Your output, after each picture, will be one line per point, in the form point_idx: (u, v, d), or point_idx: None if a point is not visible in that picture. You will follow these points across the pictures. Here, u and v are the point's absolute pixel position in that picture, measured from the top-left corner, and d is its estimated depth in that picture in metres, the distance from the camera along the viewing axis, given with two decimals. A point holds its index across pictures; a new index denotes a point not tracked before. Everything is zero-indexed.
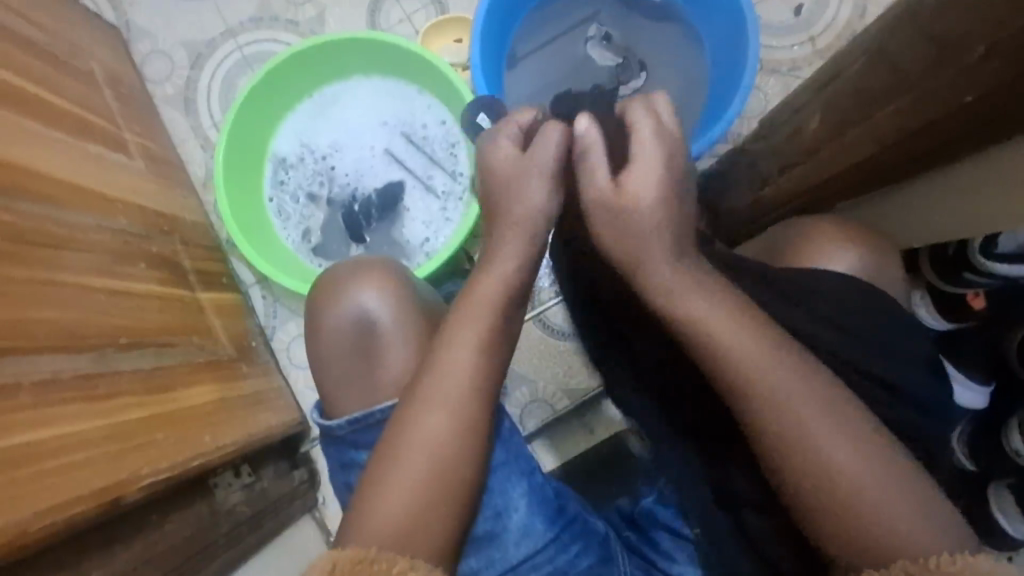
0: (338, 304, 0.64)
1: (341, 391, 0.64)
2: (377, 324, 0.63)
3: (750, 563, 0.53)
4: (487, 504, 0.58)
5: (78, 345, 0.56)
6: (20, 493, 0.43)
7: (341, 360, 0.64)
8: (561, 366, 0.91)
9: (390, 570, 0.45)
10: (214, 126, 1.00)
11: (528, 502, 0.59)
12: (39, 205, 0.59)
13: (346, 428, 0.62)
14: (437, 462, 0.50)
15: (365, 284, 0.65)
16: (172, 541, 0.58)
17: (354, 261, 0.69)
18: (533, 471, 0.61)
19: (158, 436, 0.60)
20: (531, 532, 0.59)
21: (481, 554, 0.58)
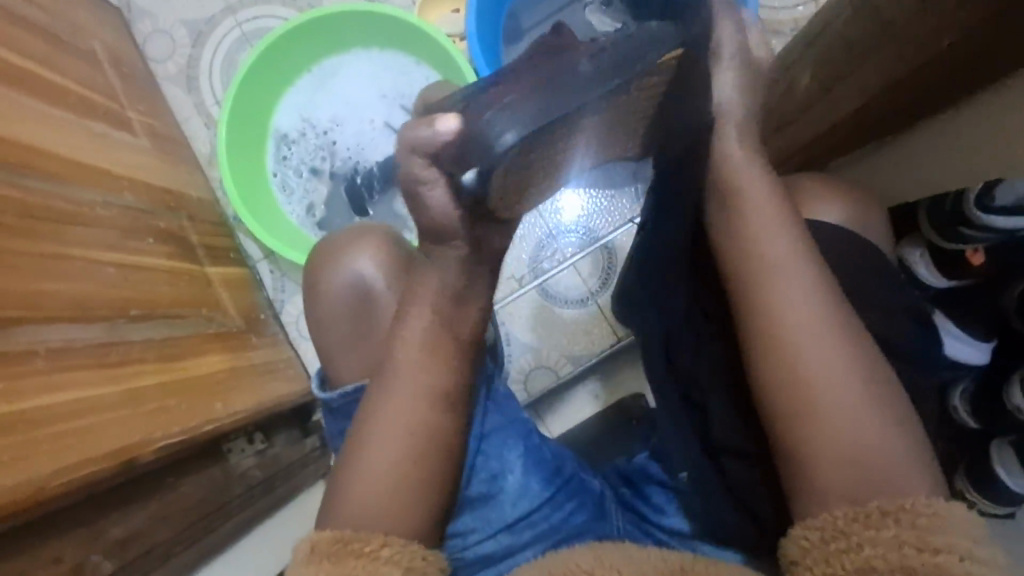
0: (337, 269, 0.66)
1: (343, 356, 0.66)
2: (373, 287, 0.65)
3: (736, 515, 0.54)
4: (482, 468, 0.60)
5: (89, 315, 0.58)
6: (38, 452, 0.45)
7: (341, 323, 0.65)
8: (564, 334, 0.92)
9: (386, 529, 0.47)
10: (217, 104, 1.01)
11: (524, 463, 0.62)
12: (47, 182, 0.61)
13: (339, 399, 0.63)
14: (435, 419, 0.52)
15: (361, 249, 0.66)
16: (186, 502, 0.61)
17: (353, 227, 0.70)
18: (529, 434, 0.63)
19: (170, 402, 0.62)
20: (528, 491, 0.61)
21: (476, 513, 0.60)
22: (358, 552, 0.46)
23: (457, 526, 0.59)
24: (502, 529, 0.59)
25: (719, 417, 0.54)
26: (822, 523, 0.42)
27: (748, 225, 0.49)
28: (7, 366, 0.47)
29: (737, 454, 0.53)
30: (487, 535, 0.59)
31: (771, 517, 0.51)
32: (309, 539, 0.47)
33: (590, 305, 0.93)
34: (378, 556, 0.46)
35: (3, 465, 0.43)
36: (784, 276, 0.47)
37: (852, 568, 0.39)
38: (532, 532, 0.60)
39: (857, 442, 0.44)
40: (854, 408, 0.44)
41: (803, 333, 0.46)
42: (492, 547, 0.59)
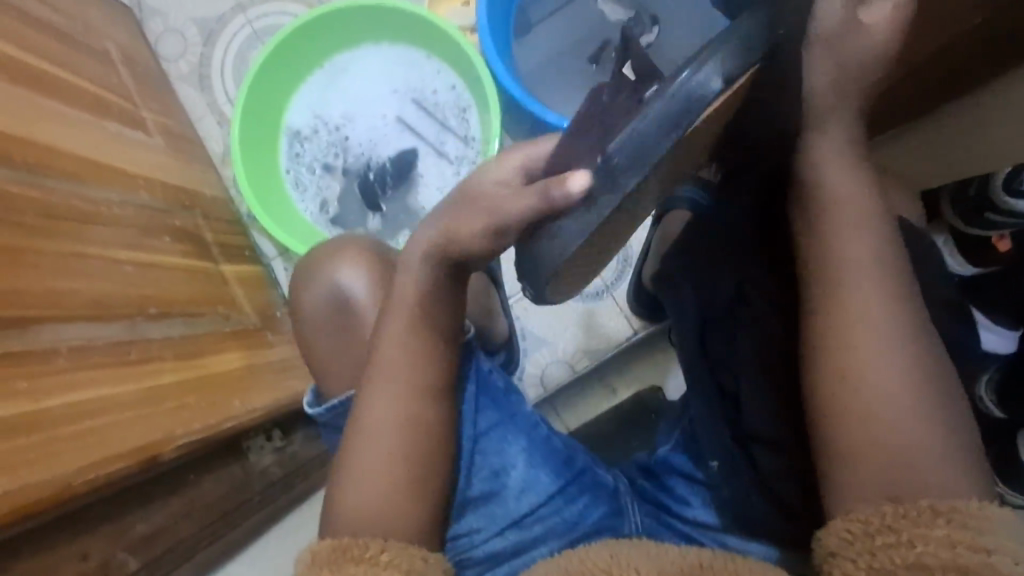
0: (318, 286, 0.66)
1: (337, 364, 0.65)
2: (353, 300, 0.65)
3: (767, 503, 0.54)
4: (482, 464, 0.59)
5: (108, 313, 0.58)
6: (62, 450, 0.46)
7: (325, 339, 0.65)
8: (579, 328, 0.92)
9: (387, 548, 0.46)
10: (229, 102, 1.01)
11: (526, 458, 0.61)
12: (65, 181, 0.61)
13: (326, 412, 0.62)
14: None
15: (338, 264, 0.66)
16: (208, 499, 0.61)
17: (332, 240, 0.70)
18: (533, 427, 0.62)
19: (190, 400, 0.62)
20: (534, 485, 0.60)
21: (480, 512, 0.59)
22: (358, 558, 0.46)
23: (461, 526, 0.58)
24: (510, 525, 0.59)
25: (750, 409, 0.54)
26: (868, 517, 0.43)
27: (826, 224, 0.47)
28: (29, 365, 0.47)
29: (770, 446, 0.54)
30: (494, 532, 0.58)
31: (797, 503, 0.53)
32: (308, 550, 0.47)
33: (605, 298, 0.92)
34: (378, 560, 0.46)
35: (28, 463, 0.43)
36: (860, 274, 0.46)
37: (901, 562, 0.40)
38: (542, 526, 0.59)
39: (907, 441, 0.44)
40: (909, 407, 0.44)
41: (869, 330, 0.46)
42: (501, 544, 0.58)
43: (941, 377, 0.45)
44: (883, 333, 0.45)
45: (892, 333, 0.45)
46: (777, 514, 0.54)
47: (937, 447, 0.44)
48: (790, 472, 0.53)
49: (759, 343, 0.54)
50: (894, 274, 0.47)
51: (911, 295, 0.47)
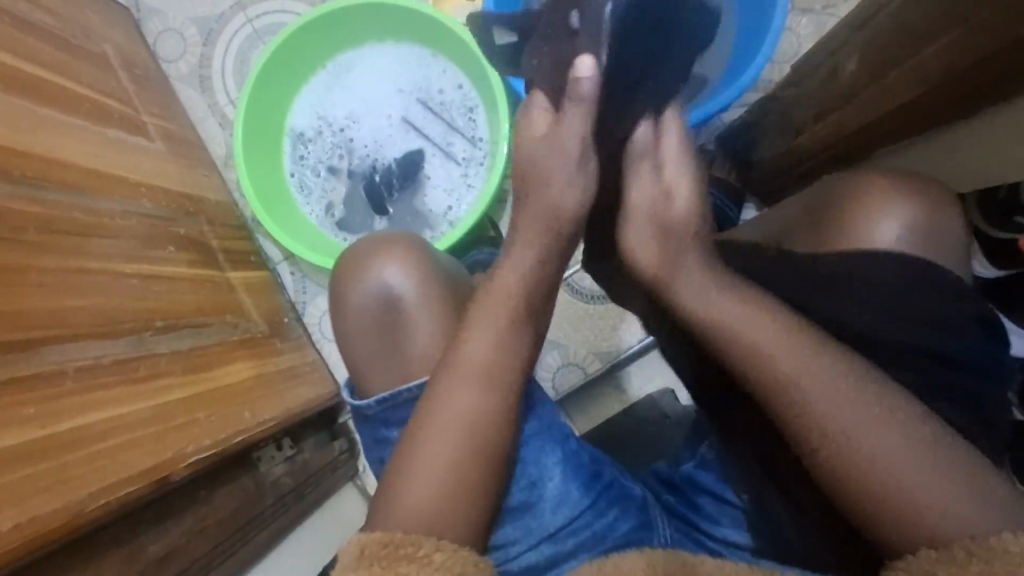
0: (360, 282, 0.65)
1: (372, 368, 0.64)
2: (397, 301, 0.64)
3: (795, 530, 0.53)
4: (522, 474, 0.59)
5: (114, 329, 0.57)
6: (71, 475, 0.45)
7: (365, 340, 0.64)
8: (593, 330, 0.91)
9: (414, 555, 0.44)
10: (231, 103, 1.00)
11: (563, 470, 0.60)
12: (66, 194, 0.60)
13: (375, 406, 0.62)
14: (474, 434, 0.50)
15: (387, 261, 0.65)
16: (221, 514, 0.60)
17: (374, 237, 0.69)
18: (566, 439, 0.62)
19: (200, 415, 0.61)
20: (567, 499, 0.59)
21: (517, 523, 0.58)
22: (409, 556, 0.44)
23: (498, 538, 0.58)
24: (544, 539, 0.58)
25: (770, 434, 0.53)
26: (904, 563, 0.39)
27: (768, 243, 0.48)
28: (34, 389, 0.46)
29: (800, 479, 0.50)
30: (529, 546, 0.58)
31: (832, 532, 0.51)
32: (355, 541, 0.45)
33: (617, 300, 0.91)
34: (431, 560, 0.44)
35: (39, 491, 0.42)
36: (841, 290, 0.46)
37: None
38: (575, 541, 0.59)
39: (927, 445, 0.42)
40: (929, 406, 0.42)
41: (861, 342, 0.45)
42: (535, 558, 0.58)
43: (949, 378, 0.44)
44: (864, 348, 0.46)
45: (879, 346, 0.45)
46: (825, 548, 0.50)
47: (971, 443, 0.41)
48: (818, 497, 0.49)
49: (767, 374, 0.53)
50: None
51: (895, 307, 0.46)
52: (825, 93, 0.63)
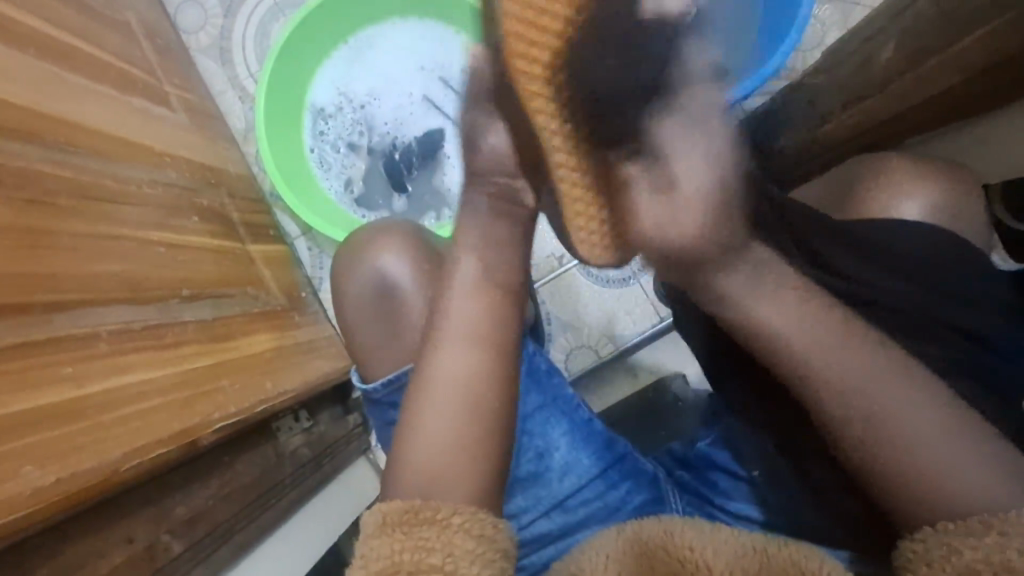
0: (359, 268, 0.65)
1: (373, 351, 0.64)
2: (395, 285, 0.63)
3: (805, 503, 0.55)
4: (528, 446, 0.62)
5: (142, 296, 0.58)
6: (105, 437, 0.45)
7: (367, 324, 0.64)
8: (604, 313, 0.92)
9: (434, 519, 0.45)
10: (252, 77, 0.99)
11: (568, 440, 0.62)
12: (94, 160, 0.60)
13: (382, 390, 0.61)
14: (467, 396, 0.51)
15: (382, 246, 0.65)
16: (243, 480, 0.61)
17: (375, 223, 0.69)
18: (575, 410, 0.64)
19: (224, 382, 0.62)
20: (575, 467, 0.61)
21: (528, 493, 0.61)
22: (429, 521, 0.45)
23: (511, 508, 0.61)
24: (554, 507, 0.60)
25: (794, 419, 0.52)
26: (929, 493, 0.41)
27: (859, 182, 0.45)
28: (70, 350, 0.46)
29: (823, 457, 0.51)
30: (540, 514, 0.60)
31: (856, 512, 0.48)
32: (378, 511, 0.46)
33: (633, 284, 0.92)
34: (450, 523, 0.45)
35: (76, 449, 0.43)
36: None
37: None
38: (585, 510, 0.60)
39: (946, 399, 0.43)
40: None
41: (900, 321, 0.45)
42: (547, 526, 0.60)
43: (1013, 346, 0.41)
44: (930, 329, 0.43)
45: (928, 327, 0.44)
46: (837, 527, 0.52)
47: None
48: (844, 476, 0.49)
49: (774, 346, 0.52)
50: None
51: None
52: (855, 82, 0.64)
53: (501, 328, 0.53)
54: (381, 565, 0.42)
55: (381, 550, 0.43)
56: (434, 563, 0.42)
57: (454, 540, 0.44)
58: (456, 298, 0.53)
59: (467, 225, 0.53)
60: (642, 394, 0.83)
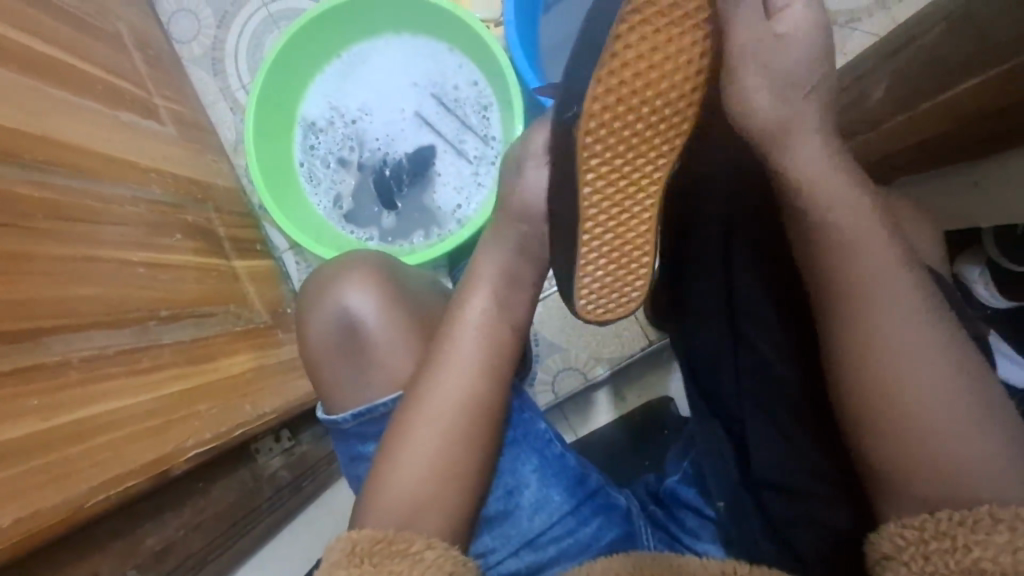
0: (323, 305, 0.58)
1: (340, 391, 0.58)
2: (364, 326, 0.57)
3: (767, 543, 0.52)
4: (498, 484, 0.57)
5: (120, 319, 0.57)
6: (71, 471, 0.45)
7: (331, 363, 0.58)
8: (594, 336, 0.91)
9: (406, 552, 0.44)
10: (243, 88, 0.99)
11: (540, 476, 0.58)
12: (76, 178, 0.59)
13: (350, 420, 0.57)
14: (462, 427, 0.51)
15: (350, 282, 0.58)
16: (218, 507, 0.60)
17: (336, 259, 0.62)
18: (547, 444, 0.59)
19: (201, 407, 0.61)
20: (547, 504, 0.57)
21: (495, 532, 0.57)
22: (402, 553, 0.43)
23: (478, 546, 0.57)
24: (524, 545, 0.57)
25: (756, 448, 0.51)
26: (921, 522, 0.39)
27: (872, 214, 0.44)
28: (39, 380, 0.45)
29: (783, 491, 0.50)
30: (509, 552, 0.57)
31: (811, 552, 0.49)
32: (348, 538, 0.44)
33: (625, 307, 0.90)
34: (422, 557, 0.43)
35: (40, 485, 0.42)
36: (886, 276, 0.43)
37: (954, 566, 0.36)
38: (556, 548, 0.57)
39: (933, 459, 0.40)
40: (949, 430, 0.40)
41: (914, 365, 0.41)
42: (516, 565, 0.56)
43: (983, 402, 0.41)
44: (932, 388, 0.41)
45: (937, 378, 0.41)
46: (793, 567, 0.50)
47: (990, 461, 0.40)
48: (835, 501, 0.48)
49: (785, 344, 0.50)
50: (905, 281, 0.43)
51: (936, 303, 0.43)
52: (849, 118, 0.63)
53: (498, 367, 0.53)
54: None
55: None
56: None
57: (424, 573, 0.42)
58: (467, 329, 0.53)
59: (490, 257, 0.55)
60: (630, 419, 0.82)
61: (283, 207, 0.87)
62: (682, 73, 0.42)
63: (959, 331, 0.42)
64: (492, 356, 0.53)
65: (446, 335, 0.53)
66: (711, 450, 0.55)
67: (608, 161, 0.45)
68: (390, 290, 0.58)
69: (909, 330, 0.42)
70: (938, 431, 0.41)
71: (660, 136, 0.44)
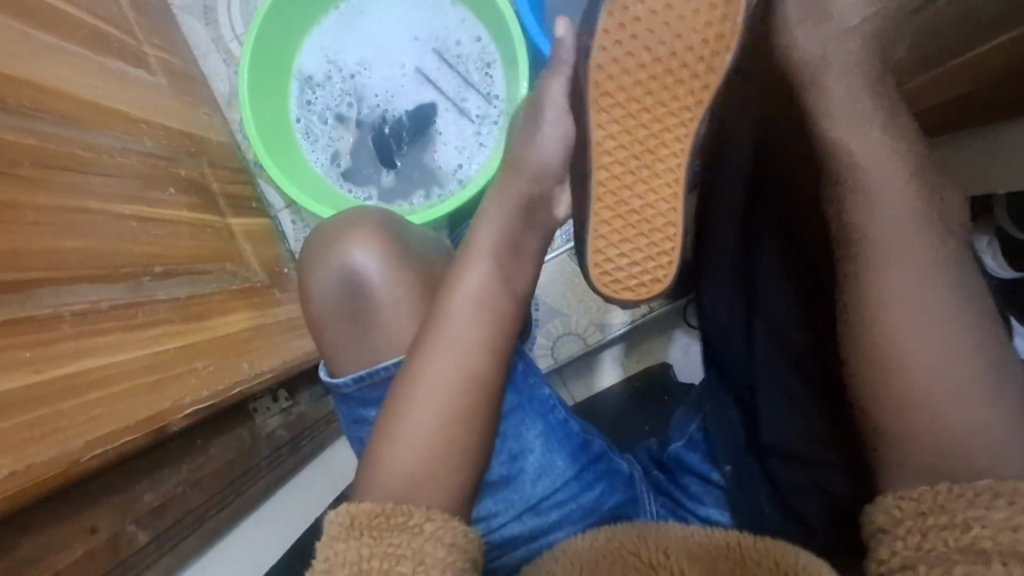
0: (326, 263, 0.56)
1: (343, 352, 0.57)
2: (368, 286, 0.56)
3: (775, 510, 0.52)
4: (502, 449, 0.56)
5: (113, 273, 0.56)
6: (64, 426, 0.44)
7: (334, 322, 0.57)
8: (594, 302, 0.89)
9: (405, 525, 0.42)
10: (236, 39, 0.95)
11: (544, 442, 0.58)
12: (63, 126, 0.57)
13: (352, 384, 0.56)
14: (465, 396, 0.49)
15: (354, 241, 0.56)
16: (217, 464, 0.60)
17: (340, 216, 0.60)
18: (551, 410, 0.59)
19: (197, 364, 0.60)
20: (551, 470, 0.57)
21: (498, 496, 0.57)
22: (400, 526, 0.42)
23: (480, 510, 0.56)
24: (526, 510, 0.57)
25: (766, 419, 0.51)
26: (919, 496, 0.39)
27: (897, 178, 0.42)
28: (28, 332, 0.44)
29: (790, 459, 0.51)
30: (511, 517, 0.56)
31: (817, 520, 0.49)
32: (344, 511, 0.43)
33: None
34: (422, 530, 0.42)
35: (34, 439, 0.41)
36: (911, 246, 0.41)
37: (954, 544, 0.35)
38: (558, 512, 0.57)
39: (942, 430, 0.40)
40: (957, 402, 0.40)
41: (926, 337, 0.41)
42: (518, 529, 0.56)
43: (993, 373, 0.40)
44: (939, 367, 0.40)
45: (951, 351, 0.40)
46: (799, 533, 0.51)
47: (995, 430, 0.40)
48: (837, 471, 0.49)
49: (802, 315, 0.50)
50: (927, 250, 0.41)
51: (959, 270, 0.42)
52: None
53: (502, 332, 0.52)
54: (347, 572, 0.39)
55: (346, 555, 0.39)
56: (404, 572, 0.38)
57: (425, 547, 0.41)
58: (460, 299, 0.51)
59: (487, 224, 0.53)
60: (631, 383, 0.82)
61: (279, 165, 0.84)
62: (698, 26, 0.41)
63: (976, 302, 0.42)
64: (499, 321, 0.52)
65: (443, 306, 0.51)
66: (719, 417, 0.56)
67: (626, 105, 0.44)
68: (395, 249, 0.57)
69: (926, 301, 0.41)
70: (948, 403, 0.40)
71: (686, 86, 0.43)
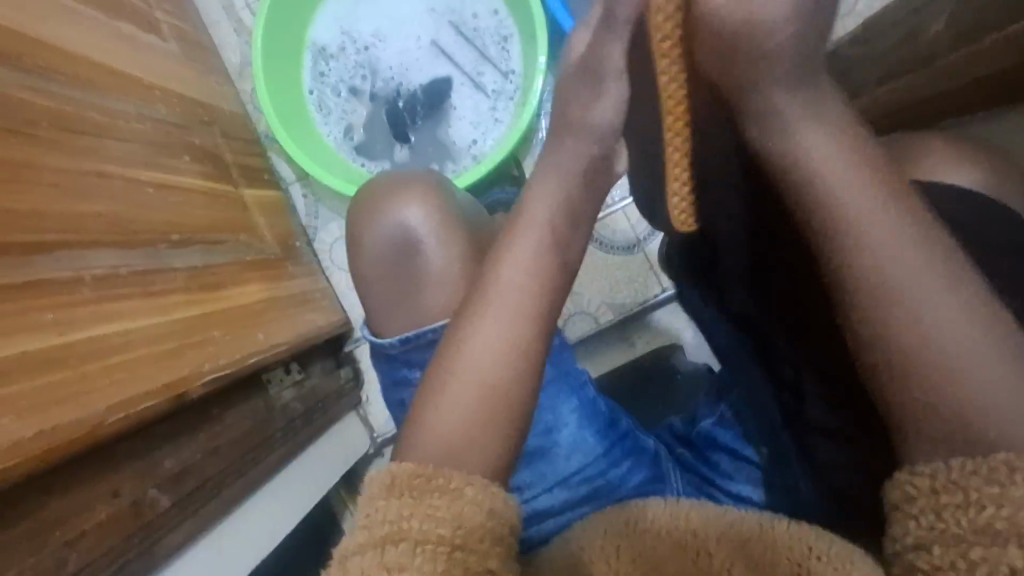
0: (373, 222, 0.60)
1: (386, 309, 0.61)
2: (411, 244, 0.59)
3: (810, 488, 0.52)
4: (537, 420, 0.59)
5: (130, 239, 0.55)
6: (86, 391, 0.43)
7: (379, 280, 0.60)
8: (607, 281, 0.90)
9: (447, 487, 0.42)
10: (248, 8, 0.94)
11: (577, 417, 0.60)
12: (77, 88, 0.56)
13: (398, 345, 0.60)
14: (505, 368, 0.47)
15: (399, 204, 0.60)
16: (233, 434, 0.60)
17: (387, 182, 0.64)
18: (583, 386, 0.61)
19: (215, 333, 0.60)
20: (583, 444, 0.59)
21: (533, 469, 0.58)
22: (441, 489, 0.41)
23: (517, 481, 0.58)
24: (557, 483, 0.58)
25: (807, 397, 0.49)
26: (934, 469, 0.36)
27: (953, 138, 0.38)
28: (50, 294, 0.43)
29: (826, 433, 0.49)
30: (543, 489, 0.58)
31: (864, 500, 0.48)
32: (386, 470, 0.43)
33: (638, 253, 0.90)
34: (463, 493, 0.42)
35: (58, 402, 0.40)
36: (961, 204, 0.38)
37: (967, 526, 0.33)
38: (588, 487, 0.58)
39: None
40: None
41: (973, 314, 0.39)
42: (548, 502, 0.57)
43: None
44: None
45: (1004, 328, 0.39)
46: (834, 507, 0.51)
47: None
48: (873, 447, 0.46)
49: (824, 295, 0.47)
50: None
51: None
52: (909, 54, 0.63)
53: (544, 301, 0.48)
54: (384, 529, 0.39)
55: (386, 513, 0.40)
56: (444, 535, 0.39)
57: (465, 511, 0.41)
58: (510, 267, 0.49)
59: (547, 192, 0.49)
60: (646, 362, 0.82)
61: (292, 134, 0.83)
62: None
63: None
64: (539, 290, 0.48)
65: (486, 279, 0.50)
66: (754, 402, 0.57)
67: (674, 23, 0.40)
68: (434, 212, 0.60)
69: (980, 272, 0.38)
70: None
71: None
